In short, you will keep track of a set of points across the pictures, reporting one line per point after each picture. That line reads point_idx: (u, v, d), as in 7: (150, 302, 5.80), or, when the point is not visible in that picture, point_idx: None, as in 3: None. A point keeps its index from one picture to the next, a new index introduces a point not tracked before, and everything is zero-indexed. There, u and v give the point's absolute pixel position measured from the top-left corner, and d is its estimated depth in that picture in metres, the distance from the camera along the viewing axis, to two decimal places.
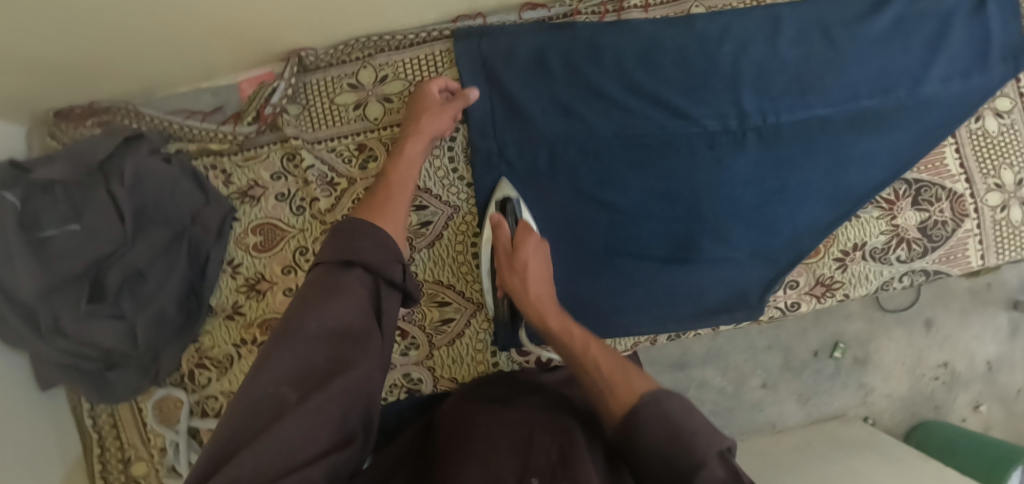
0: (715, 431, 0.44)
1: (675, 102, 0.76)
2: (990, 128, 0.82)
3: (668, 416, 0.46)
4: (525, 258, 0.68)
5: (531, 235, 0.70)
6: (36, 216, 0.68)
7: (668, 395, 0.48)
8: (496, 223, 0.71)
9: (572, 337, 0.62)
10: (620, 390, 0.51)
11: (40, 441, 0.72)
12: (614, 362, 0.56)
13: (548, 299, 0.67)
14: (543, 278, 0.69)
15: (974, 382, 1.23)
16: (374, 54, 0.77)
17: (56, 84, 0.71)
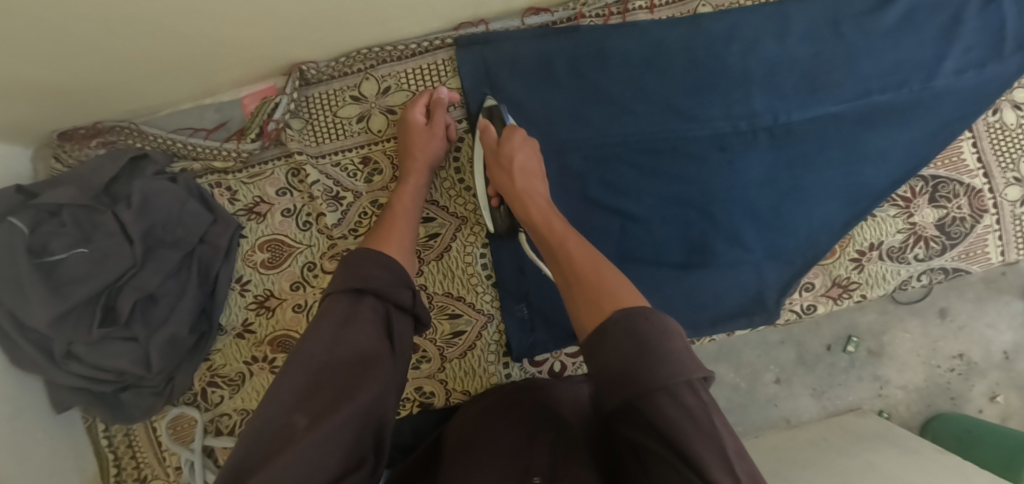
0: (691, 360, 0.40)
1: (684, 105, 0.75)
2: (1008, 120, 0.79)
3: (637, 334, 0.41)
4: (511, 149, 0.66)
5: (519, 134, 0.68)
6: (46, 242, 0.67)
7: (645, 313, 0.43)
8: (484, 126, 0.70)
9: (554, 230, 0.59)
10: (598, 297, 0.47)
11: (58, 464, 0.73)
12: (595, 259, 0.53)
13: (536, 193, 0.65)
14: (532, 173, 0.67)
15: (991, 370, 1.20)
16: (376, 65, 0.76)
17: (59, 108, 0.70)
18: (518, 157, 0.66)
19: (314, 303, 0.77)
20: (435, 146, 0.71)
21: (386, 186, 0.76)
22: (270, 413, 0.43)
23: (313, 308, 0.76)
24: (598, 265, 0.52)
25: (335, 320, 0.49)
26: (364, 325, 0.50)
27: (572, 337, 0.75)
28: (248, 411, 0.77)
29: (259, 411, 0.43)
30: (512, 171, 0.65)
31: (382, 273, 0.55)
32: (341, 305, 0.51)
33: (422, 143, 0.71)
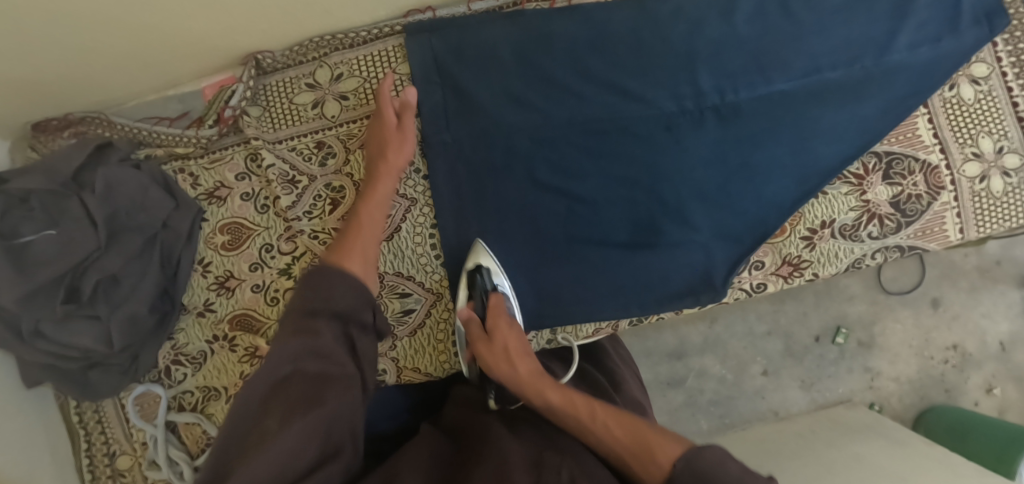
0: (753, 481, 0.43)
1: (630, 85, 0.75)
2: (966, 95, 0.77)
3: (711, 479, 0.43)
4: (502, 338, 0.67)
5: (501, 314, 0.70)
6: (15, 227, 0.69)
7: (702, 450, 0.46)
8: (466, 320, 0.71)
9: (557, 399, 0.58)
10: (642, 454, 0.49)
11: (31, 439, 0.76)
12: (615, 417, 0.54)
13: (532, 369, 0.64)
14: (523, 352, 0.67)
15: (987, 362, 1.19)
16: (329, 53, 0.79)
17: (31, 101, 0.74)
18: (510, 344, 0.67)
19: (272, 283, 0.79)
20: (404, 154, 0.73)
21: (340, 170, 0.78)
22: (251, 400, 0.46)
23: (271, 288, 0.79)
24: (625, 422, 0.53)
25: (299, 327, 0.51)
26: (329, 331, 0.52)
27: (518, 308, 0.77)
28: (210, 388, 0.81)
29: (240, 398, 0.46)
30: (507, 360, 0.65)
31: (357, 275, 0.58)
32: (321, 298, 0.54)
33: (392, 152, 0.73)
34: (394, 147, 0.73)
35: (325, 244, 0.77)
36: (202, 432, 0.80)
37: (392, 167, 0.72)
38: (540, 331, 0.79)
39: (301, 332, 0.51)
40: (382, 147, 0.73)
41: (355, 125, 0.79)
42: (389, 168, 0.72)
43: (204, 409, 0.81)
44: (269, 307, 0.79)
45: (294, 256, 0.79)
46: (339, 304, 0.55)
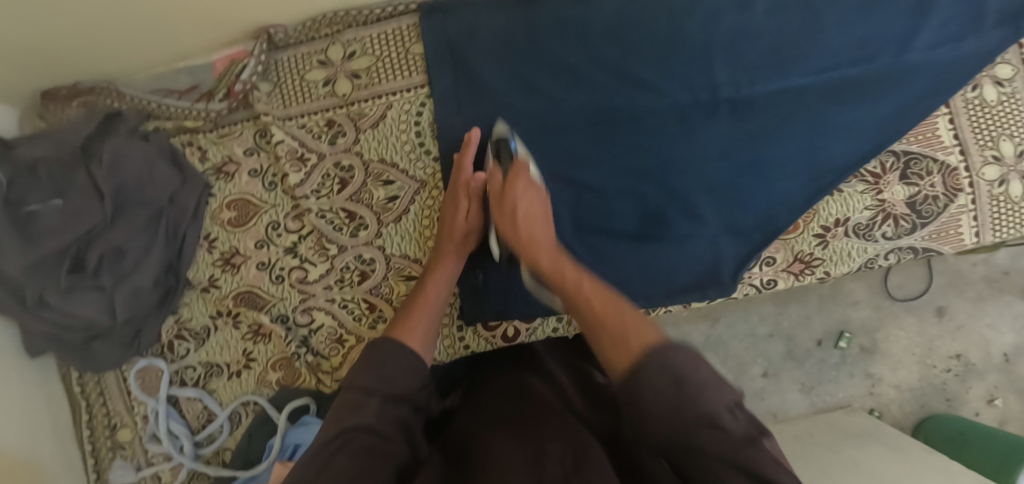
0: (723, 386, 0.35)
1: (645, 74, 0.74)
2: (989, 97, 0.75)
3: (677, 380, 0.35)
4: (515, 197, 0.64)
5: (522, 173, 0.66)
6: (23, 195, 0.68)
7: (673, 343, 0.38)
8: (490, 170, 0.68)
9: (564, 275, 0.55)
10: (620, 334, 0.42)
11: (32, 408, 0.76)
12: (609, 298, 0.49)
13: (542, 241, 0.61)
14: (536, 216, 0.64)
15: (991, 372, 1.18)
16: (342, 31, 0.78)
17: (39, 67, 0.73)
18: (523, 205, 0.64)
19: (277, 261, 0.78)
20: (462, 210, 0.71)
21: (349, 149, 0.77)
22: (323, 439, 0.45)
23: (276, 267, 0.78)
24: (615, 305, 0.47)
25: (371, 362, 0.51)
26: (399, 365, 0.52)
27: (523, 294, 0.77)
28: (212, 364, 0.80)
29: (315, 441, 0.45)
30: (516, 226, 0.63)
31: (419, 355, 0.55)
32: (386, 366, 0.51)
33: (459, 230, 0.71)
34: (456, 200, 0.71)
35: (332, 223, 0.77)
36: (204, 407, 0.80)
37: (454, 241, 0.71)
38: (546, 318, 0.78)
39: (370, 400, 0.48)
40: (450, 227, 0.71)
41: (366, 105, 0.78)
42: (454, 237, 0.71)
43: (206, 385, 0.80)
44: (273, 286, 0.79)
45: (301, 234, 0.78)
46: (405, 386, 0.51)
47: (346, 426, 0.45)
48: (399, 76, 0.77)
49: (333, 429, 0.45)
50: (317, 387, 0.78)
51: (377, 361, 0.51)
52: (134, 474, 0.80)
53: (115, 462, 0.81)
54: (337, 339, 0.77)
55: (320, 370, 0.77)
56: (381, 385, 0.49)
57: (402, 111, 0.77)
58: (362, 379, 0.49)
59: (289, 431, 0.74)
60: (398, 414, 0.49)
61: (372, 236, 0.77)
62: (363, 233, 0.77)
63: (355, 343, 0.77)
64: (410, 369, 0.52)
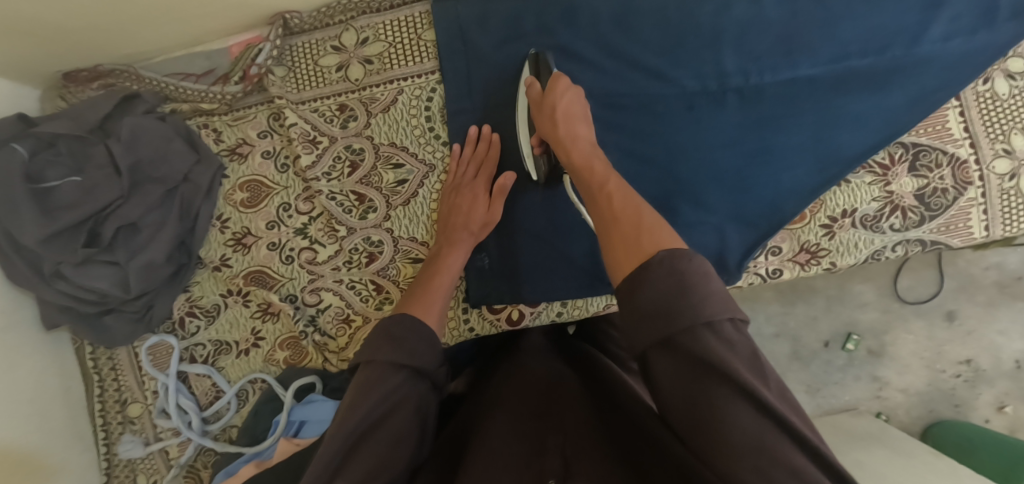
0: (727, 301, 0.37)
1: (654, 63, 0.75)
2: (1000, 90, 0.75)
3: (682, 275, 0.38)
4: (556, 96, 0.67)
5: (562, 79, 0.68)
6: (41, 171, 0.72)
7: (687, 253, 0.41)
8: (529, 83, 0.71)
9: (595, 172, 0.58)
10: (637, 240, 0.45)
11: (44, 380, 0.78)
12: (631, 202, 0.51)
13: (582, 138, 0.64)
14: (575, 118, 0.66)
15: (1000, 379, 1.16)
16: (356, 17, 0.79)
17: (64, 49, 0.76)
18: (562, 104, 0.66)
19: (287, 241, 0.80)
20: (477, 207, 0.73)
21: (360, 133, 0.79)
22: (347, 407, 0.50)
23: (286, 247, 0.80)
24: (636, 208, 0.49)
25: (392, 334, 0.56)
26: (416, 342, 0.57)
27: (524, 279, 0.78)
28: (221, 342, 0.82)
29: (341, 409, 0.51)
30: (557, 119, 0.65)
31: (434, 331, 0.61)
32: (408, 343, 0.56)
33: (478, 219, 0.73)
34: (462, 190, 0.74)
35: (341, 205, 0.78)
36: (212, 384, 0.82)
37: (471, 229, 0.73)
38: (550, 302, 0.79)
39: (395, 373, 0.53)
40: (467, 216, 0.73)
41: (378, 90, 0.79)
42: (471, 226, 0.73)
43: (215, 362, 0.82)
44: (283, 265, 0.80)
45: (311, 216, 0.80)
46: (425, 359, 0.56)
47: (378, 396, 0.50)
48: (411, 61, 0.79)
49: (367, 399, 0.49)
50: (322, 366, 0.80)
51: (398, 338, 0.56)
52: (143, 448, 0.82)
53: (125, 436, 0.82)
54: (344, 319, 0.78)
55: (326, 349, 0.79)
56: (405, 360, 0.54)
57: (413, 96, 0.78)
58: (386, 353, 0.54)
59: (294, 407, 0.75)
60: (417, 386, 0.54)
61: (381, 219, 0.78)
62: (372, 216, 0.78)
63: (361, 323, 0.78)
64: (427, 343, 0.58)
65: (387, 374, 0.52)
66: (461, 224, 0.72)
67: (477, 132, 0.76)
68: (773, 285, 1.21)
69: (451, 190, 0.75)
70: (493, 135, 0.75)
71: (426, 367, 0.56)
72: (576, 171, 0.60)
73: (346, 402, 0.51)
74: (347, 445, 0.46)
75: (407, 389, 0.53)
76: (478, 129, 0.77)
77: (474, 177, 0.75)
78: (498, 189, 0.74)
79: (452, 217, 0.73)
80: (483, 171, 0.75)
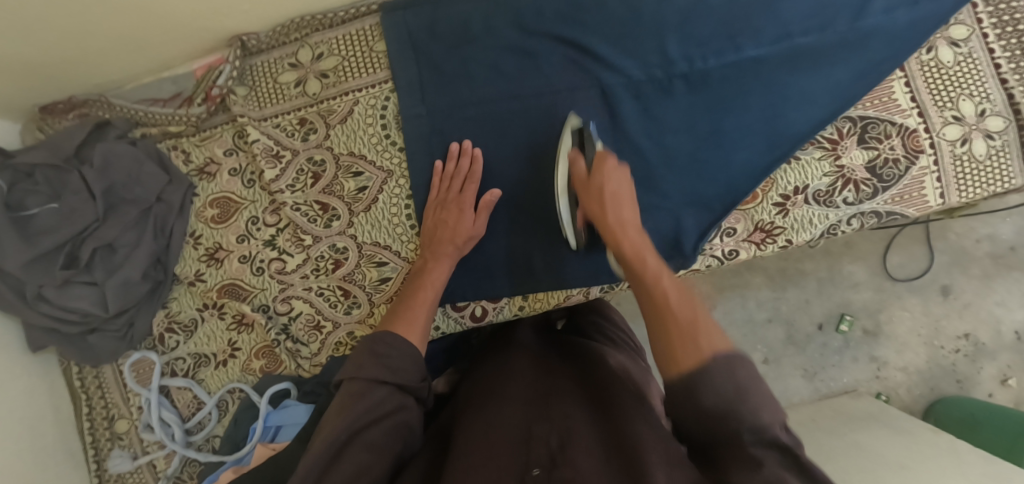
0: (777, 408, 0.41)
1: (601, 52, 0.77)
2: (944, 58, 0.75)
3: (741, 386, 0.42)
4: (603, 177, 0.64)
5: (607, 158, 0.66)
6: (22, 199, 0.77)
7: (742, 358, 0.44)
8: (572, 157, 0.69)
9: (646, 268, 0.56)
10: (689, 335, 0.47)
11: (34, 400, 0.82)
12: (686, 298, 0.52)
13: (630, 223, 0.62)
14: (626, 200, 0.64)
15: (1003, 352, 1.14)
16: (310, 34, 0.83)
17: (37, 84, 0.80)
18: (610, 185, 0.64)
19: (257, 253, 0.83)
20: (463, 223, 0.74)
21: (321, 144, 0.82)
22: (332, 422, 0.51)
23: (256, 259, 0.82)
24: (691, 305, 0.51)
25: (374, 346, 0.58)
26: (402, 356, 0.58)
27: (484, 275, 0.81)
28: (200, 354, 0.85)
29: (325, 425, 0.51)
30: (606, 204, 0.63)
31: (416, 346, 0.62)
32: (390, 358, 0.58)
33: (463, 233, 0.74)
34: (448, 207, 0.75)
35: (306, 215, 0.81)
36: (193, 396, 0.85)
37: (457, 242, 0.73)
38: (510, 297, 0.81)
39: (379, 388, 0.54)
40: (453, 232, 0.74)
41: (335, 102, 0.82)
42: (456, 241, 0.74)
43: (195, 375, 0.85)
44: (255, 277, 0.83)
45: (278, 227, 0.82)
46: (408, 376, 0.58)
47: (363, 410, 0.51)
48: (366, 72, 0.82)
49: (351, 413, 0.51)
50: (297, 372, 0.83)
51: (381, 353, 0.58)
52: (131, 462, 0.85)
53: (114, 451, 0.86)
54: (315, 325, 0.81)
55: (300, 356, 0.81)
56: (388, 375, 0.56)
57: (369, 106, 0.81)
58: (370, 370, 0.55)
59: (270, 413, 0.78)
60: (400, 398, 0.56)
61: (345, 225, 0.80)
62: (336, 223, 0.80)
63: (332, 329, 0.80)
64: (411, 358, 0.59)
65: (365, 395, 0.53)
66: (446, 243, 0.73)
67: (464, 147, 0.77)
68: (761, 270, 1.21)
69: (439, 205, 0.76)
70: (476, 151, 0.76)
71: (409, 383, 0.57)
72: (626, 265, 0.59)
73: (333, 414, 0.53)
74: (328, 457, 0.48)
75: (392, 403, 0.54)
76: (459, 144, 0.78)
77: (459, 191, 0.76)
78: (482, 205, 0.75)
79: (440, 231, 0.74)
80: (468, 187, 0.76)
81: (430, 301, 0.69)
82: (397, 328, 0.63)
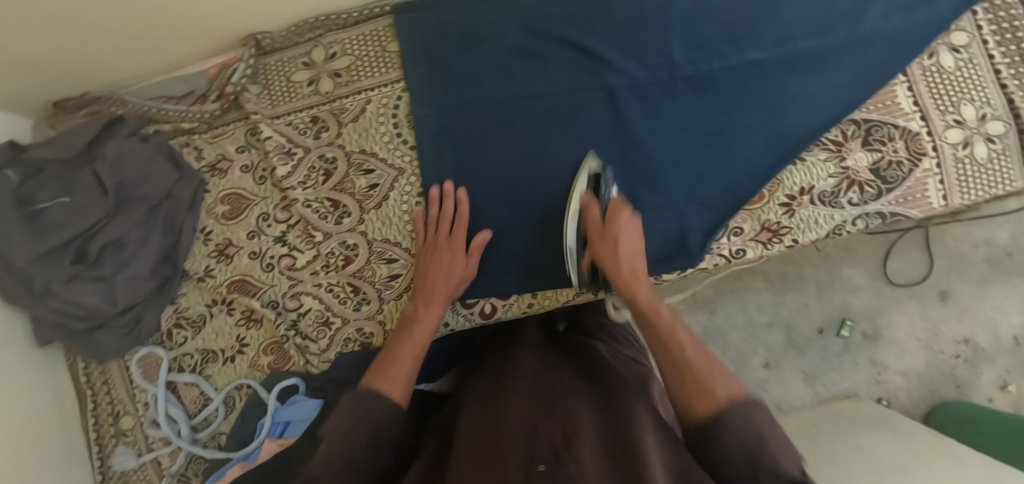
0: (793, 451, 0.45)
1: (608, 54, 0.78)
2: (946, 64, 0.77)
3: (759, 437, 0.45)
4: (618, 228, 0.70)
5: (623, 208, 0.71)
6: (33, 194, 0.77)
7: (757, 405, 0.49)
8: (587, 203, 0.73)
9: (659, 316, 0.61)
10: (705, 385, 0.51)
11: (39, 396, 0.82)
12: (701, 348, 0.57)
13: (640, 273, 0.68)
14: (636, 253, 0.70)
15: (1001, 357, 1.15)
16: (324, 34, 0.84)
17: (51, 81, 0.81)
18: (624, 236, 0.70)
19: (267, 250, 0.83)
20: (455, 266, 0.74)
21: (332, 142, 0.82)
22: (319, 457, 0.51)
23: (266, 255, 0.83)
24: (706, 356, 0.55)
25: (352, 404, 0.57)
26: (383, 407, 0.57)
27: (491, 274, 0.81)
28: (209, 350, 0.85)
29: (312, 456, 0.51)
30: (619, 251, 0.68)
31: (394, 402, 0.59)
32: (369, 413, 0.56)
33: (456, 276, 0.75)
34: (438, 251, 0.75)
35: (317, 212, 0.81)
36: (200, 393, 0.85)
37: (449, 286, 0.74)
38: (520, 294, 0.82)
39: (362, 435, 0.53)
40: (443, 275, 0.74)
41: (347, 101, 0.83)
42: (450, 284, 0.74)
43: (203, 370, 0.85)
44: (264, 273, 0.83)
45: (289, 224, 0.83)
46: (387, 431, 0.56)
47: (350, 448, 0.51)
48: (377, 72, 0.83)
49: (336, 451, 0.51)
50: (305, 368, 0.83)
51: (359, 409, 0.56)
52: (135, 459, 0.85)
53: (118, 448, 0.85)
54: (325, 321, 0.81)
55: (309, 352, 0.81)
56: (367, 429, 0.54)
57: (380, 105, 0.82)
58: (349, 424, 0.54)
59: (278, 408, 0.79)
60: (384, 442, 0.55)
61: (355, 223, 0.81)
62: (347, 220, 0.81)
63: (341, 325, 0.81)
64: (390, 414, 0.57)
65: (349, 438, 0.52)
66: (436, 289, 0.73)
67: (448, 191, 0.78)
68: (761, 274, 1.22)
69: (428, 249, 0.76)
70: (461, 193, 0.76)
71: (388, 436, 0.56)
72: (640, 311, 0.64)
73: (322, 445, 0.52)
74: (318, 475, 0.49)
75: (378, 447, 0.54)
76: (440, 187, 0.78)
77: (449, 234, 0.77)
78: (473, 248, 0.77)
79: (433, 276, 0.74)
80: (457, 228, 0.76)
81: (416, 352, 0.68)
82: (380, 382, 0.61)
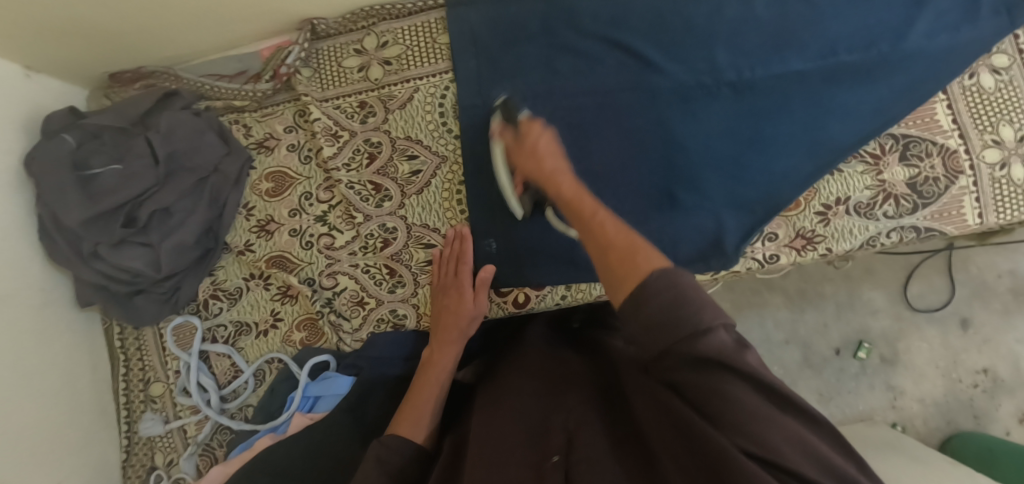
0: (715, 308, 0.39)
1: (654, 57, 0.80)
2: (985, 84, 0.78)
3: (680, 288, 0.40)
4: (534, 140, 0.71)
5: (534, 125, 0.72)
6: (88, 158, 0.79)
7: (676, 266, 0.42)
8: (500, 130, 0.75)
9: (584, 206, 0.60)
10: (632, 261, 0.46)
11: (76, 356, 0.83)
12: (625, 232, 0.52)
13: (561, 172, 0.67)
14: (556, 152, 0.70)
15: (1021, 390, 1.14)
16: (377, 23, 0.87)
17: (113, 53, 0.85)
18: (541, 144, 0.70)
19: (308, 228, 0.85)
20: (462, 302, 0.75)
21: (379, 127, 0.84)
22: None
23: (307, 233, 0.85)
24: (628, 235, 0.52)
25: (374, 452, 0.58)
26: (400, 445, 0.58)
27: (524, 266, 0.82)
28: (242, 323, 0.87)
29: None
30: (539, 157, 0.69)
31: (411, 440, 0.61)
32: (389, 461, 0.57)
33: (465, 314, 0.75)
34: (445, 291, 0.77)
35: (360, 194, 0.83)
36: (231, 364, 0.87)
37: (460, 323, 0.74)
38: (553, 287, 0.83)
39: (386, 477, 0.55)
40: (452, 315, 0.75)
41: (395, 88, 0.85)
42: (460, 323, 0.74)
43: (235, 343, 0.87)
44: (303, 250, 0.85)
45: (330, 204, 0.85)
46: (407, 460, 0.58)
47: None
48: (427, 62, 0.85)
49: None
50: (337, 346, 0.85)
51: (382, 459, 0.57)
52: (162, 426, 0.86)
53: (146, 414, 0.87)
54: (359, 301, 0.82)
55: (341, 330, 0.83)
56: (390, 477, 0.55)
57: (428, 94, 0.84)
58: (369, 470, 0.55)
59: (309, 384, 0.81)
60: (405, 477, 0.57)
61: (395, 207, 0.83)
62: (387, 204, 0.83)
63: (375, 306, 0.82)
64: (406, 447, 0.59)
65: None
66: (446, 328, 0.74)
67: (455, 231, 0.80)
68: (780, 290, 1.22)
69: (438, 290, 0.78)
70: (464, 231, 0.79)
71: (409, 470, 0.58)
72: (568, 203, 0.62)
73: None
74: None
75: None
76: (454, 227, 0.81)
77: (455, 273, 0.78)
78: (480, 281, 0.77)
79: (444, 318, 0.75)
80: (462, 267, 0.77)
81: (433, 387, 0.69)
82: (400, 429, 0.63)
